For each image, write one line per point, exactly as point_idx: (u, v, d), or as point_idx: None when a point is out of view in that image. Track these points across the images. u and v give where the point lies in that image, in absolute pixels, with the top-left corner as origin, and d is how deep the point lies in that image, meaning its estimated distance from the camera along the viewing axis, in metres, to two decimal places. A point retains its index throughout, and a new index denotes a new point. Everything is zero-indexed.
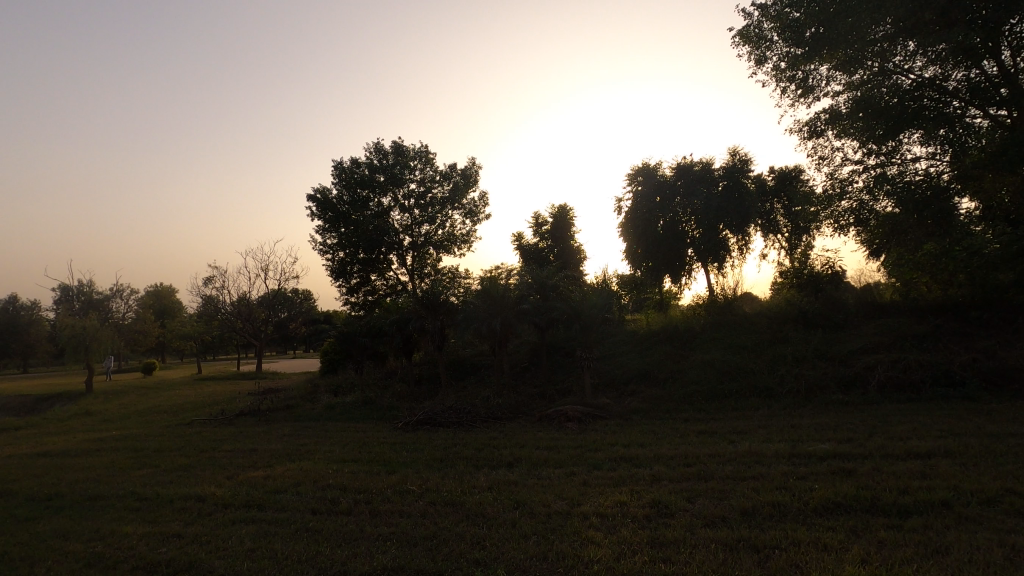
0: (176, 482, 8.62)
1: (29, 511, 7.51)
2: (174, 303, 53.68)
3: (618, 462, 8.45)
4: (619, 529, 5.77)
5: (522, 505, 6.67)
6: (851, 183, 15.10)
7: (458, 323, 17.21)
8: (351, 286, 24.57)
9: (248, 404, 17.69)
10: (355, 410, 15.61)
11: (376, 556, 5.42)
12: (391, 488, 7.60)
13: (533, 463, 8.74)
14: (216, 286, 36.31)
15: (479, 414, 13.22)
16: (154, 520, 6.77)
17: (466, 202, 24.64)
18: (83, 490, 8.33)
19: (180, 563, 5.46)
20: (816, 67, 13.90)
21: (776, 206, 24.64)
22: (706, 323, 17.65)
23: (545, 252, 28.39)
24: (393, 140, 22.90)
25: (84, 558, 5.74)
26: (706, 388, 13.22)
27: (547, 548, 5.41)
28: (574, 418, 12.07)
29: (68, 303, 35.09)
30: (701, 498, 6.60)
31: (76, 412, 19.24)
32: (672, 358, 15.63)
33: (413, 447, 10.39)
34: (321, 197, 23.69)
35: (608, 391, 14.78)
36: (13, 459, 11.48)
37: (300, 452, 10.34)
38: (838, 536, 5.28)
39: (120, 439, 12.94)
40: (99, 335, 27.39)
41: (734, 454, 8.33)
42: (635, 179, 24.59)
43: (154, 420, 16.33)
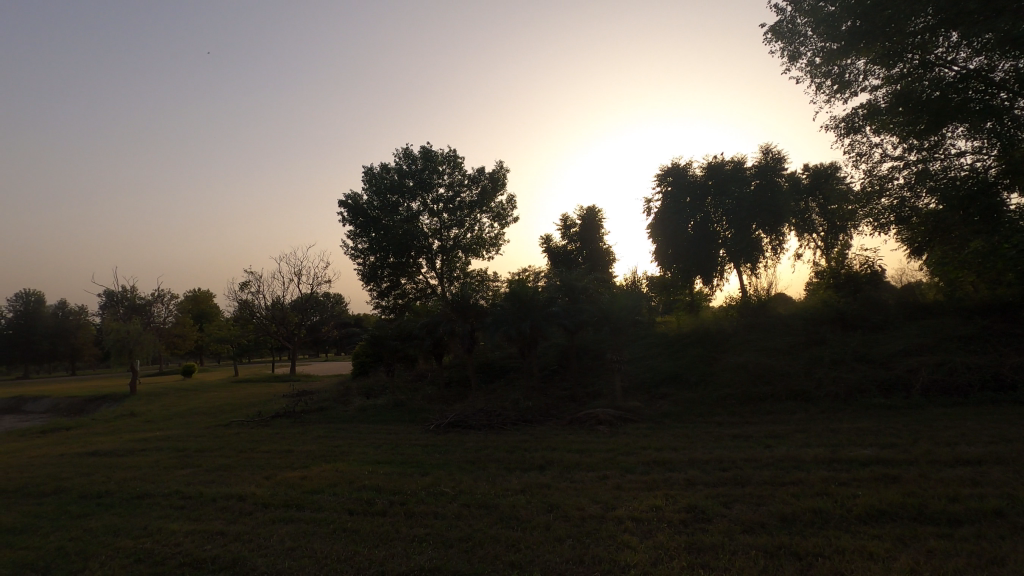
0: (218, 481, 8.89)
1: (83, 507, 7.88)
2: (212, 307, 55.42)
3: (651, 466, 8.37)
4: (655, 533, 5.71)
5: (555, 508, 6.66)
6: (891, 179, 14.66)
7: (487, 326, 17.26)
8: (382, 290, 25.02)
9: (283, 406, 18.13)
10: (387, 412, 15.83)
11: (412, 556, 5.49)
12: (425, 489, 7.69)
13: (565, 466, 8.71)
14: (251, 290, 37.39)
15: (509, 416, 13.28)
16: (198, 518, 7.00)
17: (493, 205, 24.77)
18: (131, 488, 8.67)
19: (224, 560, 5.63)
20: (852, 62, 13.55)
21: (811, 204, 23.94)
22: (739, 325, 17.35)
23: (573, 253, 28.30)
24: (422, 145, 23.15)
25: (134, 553, 5.96)
26: (739, 391, 12.99)
27: (582, 552, 5.39)
28: (606, 420, 11.98)
29: (114, 308, 36.53)
30: (738, 503, 6.47)
31: (122, 413, 20.12)
32: (705, 361, 15.40)
33: (444, 449, 10.48)
34: (353, 202, 24.14)
35: (639, 393, 14.63)
36: (66, 457, 12.04)
37: (335, 453, 10.54)
38: (884, 544, 5.12)
39: (163, 439, 13.44)
40: (142, 339, 28.47)
41: (771, 459, 8.15)
42: (664, 180, 24.35)
43: (194, 421, 16.93)
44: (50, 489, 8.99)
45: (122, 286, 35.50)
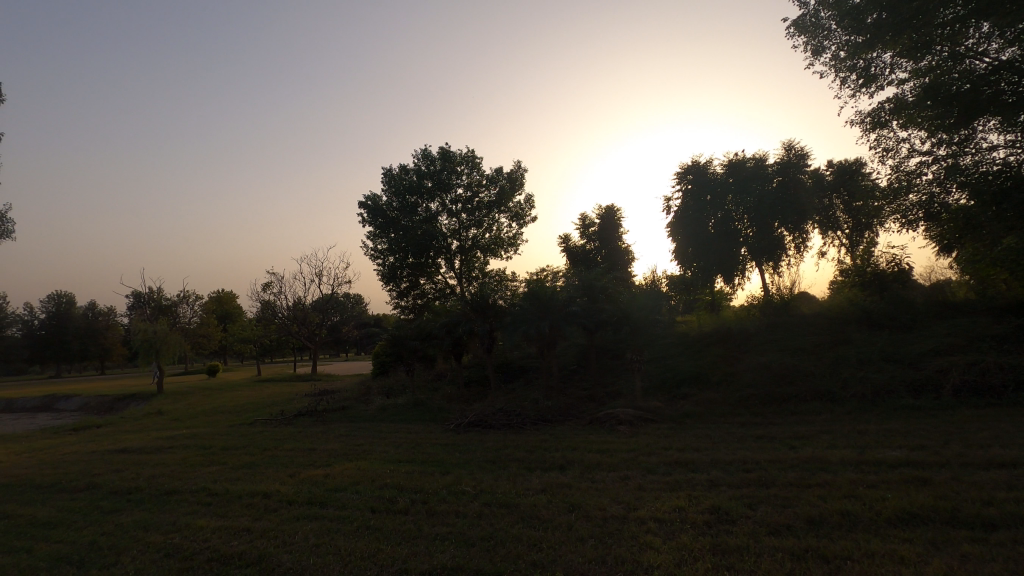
0: (243, 478, 9.05)
1: (114, 503, 8.08)
2: (236, 308, 56.43)
3: (673, 467, 8.28)
4: (679, 534, 5.66)
5: (577, 508, 6.64)
6: (919, 175, 14.28)
7: (506, 326, 17.25)
8: (402, 290, 25.20)
9: (305, 405, 18.33)
10: (407, 411, 15.95)
11: (435, 555, 5.51)
12: (446, 488, 7.72)
13: (585, 466, 8.67)
14: (273, 291, 38.03)
15: (529, 416, 13.28)
16: (225, 515, 7.13)
17: (512, 205, 24.81)
18: (160, 485, 8.87)
19: (251, 555, 5.73)
20: (878, 55, 13.27)
21: (836, 201, 23.41)
22: (761, 324, 17.09)
23: (592, 253, 28.17)
24: (440, 146, 23.25)
25: (164, 548, 6.09)
26: (763, 392, 12.79)
27: (604, 552, 5.36)
28: (626, 420, 11.90)
29: (141, 309, 37.41)
30: (763, 505, 6.37)
31: (149, 411, 20.56)
32: (726, 361, 15.19)
33: (464, 448, 10.51)
34: (373, 204, 24.36)
35: (659, 394, 14.49)
36: (96, 454, 12.34)
37: (357, 452, 10.64)
38: (916, 548, 5.00)
39: (190, 437, 13.72)
40: (168, 339, 29.09)
41: (796, 461, 8.01)
42: (684, 178, 24.14)
43: (218, 419, 17.22)
44: (83, 485, 9.24)
45: (149, 287, 36.37)
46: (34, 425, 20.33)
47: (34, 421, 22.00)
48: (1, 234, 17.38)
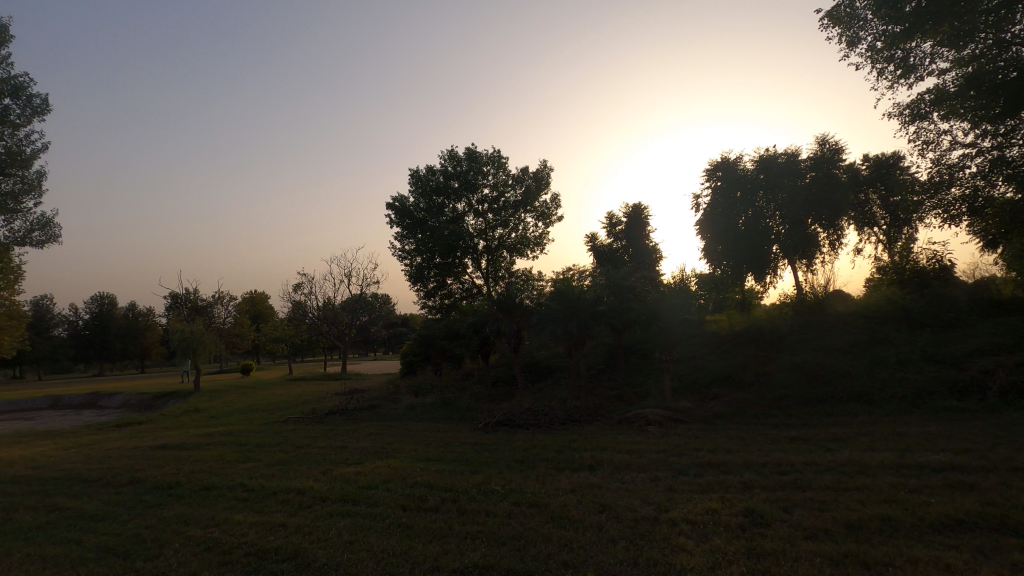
0: (278, 475, 9.27)
1: (157, 497, 8.38)
2: (268, 309, 57.84)
3: (705, 468, 8.16)
4: (712, 537, 5.57)
5: (607, 509, 6.60)
6: (962, 168, 13.75)
7: (533, 325, 17.21)
8: (429, 290, 25.43)
9: (336, 404, 18.63)
10: (436, 411, 16.08)
11: (466, 553, 5.54)
12: (476, 488, 7.75)
13: (615, 466, 8.61)
14: (304, 292, 38.83)
15: (557, 416, 13.26)
16: (261, 511, 7.31)
17: (538, 205, 24.82)
18: (199, 480, 9.14)
19: (287, 550, 5.86)
20: (917, 45, 12.83)
21: (872, 197, 22.55)
22: (795, 324, 16.69)
23: (619, 252, 27.94)
24: (466, 147, 23.40)
25: (204, 542, 6.27)
26: (797, 392, 12.50)
27: (636, 553, 5.32)
28: (656, 421, 11.78)
29: (179, 310, 38.60)
30: (799, 508, 6.23)
31: (187, 409, 21.22)
32: (758, 361, 14.90)
33: (493, 448, 10.55)
34: (400, 205, 24.65)
35: (689, 394, 14.29)
36: (138, 450, 12.79)
37: (387, 450, 10.78)
38: (962, 556, 4.82)
39: (226, 434, 14.10)
40: (204, 339, 29.95)
41: (833, 463, 7.81)
42: (713, 175, 23.81)
43: (253, 417, 17.65)
44: (126, 479, 9.59)
45: (186, 287, 37.46)
46: (79, 422, 21.14)
47: (79, 417, 22.96)
48: (49, 239, 18.20)
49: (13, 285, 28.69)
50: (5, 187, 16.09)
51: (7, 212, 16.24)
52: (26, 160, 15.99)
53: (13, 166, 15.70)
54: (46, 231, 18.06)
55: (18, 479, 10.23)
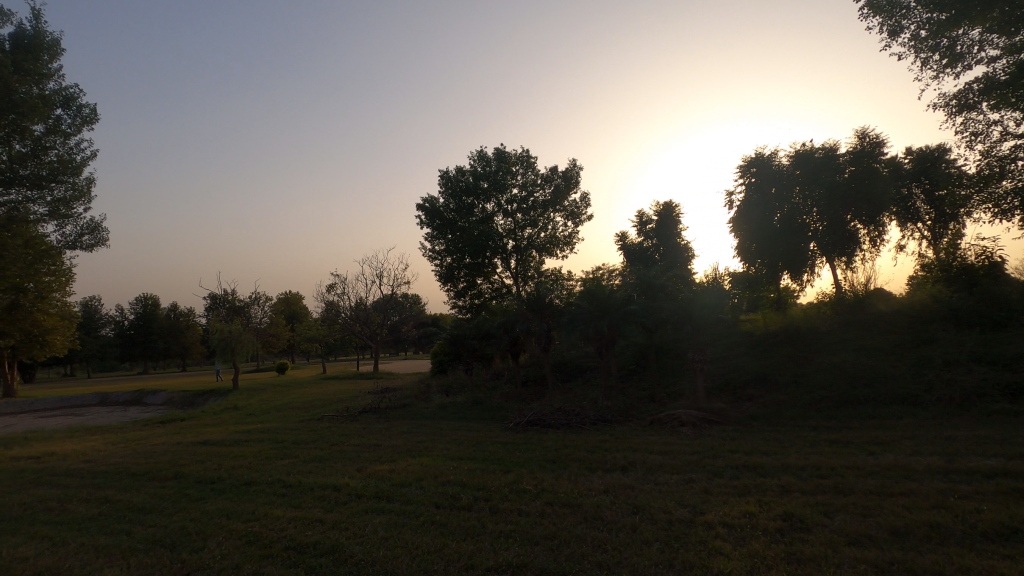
0: (314, 471, 9.48)
1: (201, 491, 8.67)
2: (302, 309, 59.24)
3: (741, 470, 8.00)
4: (750, 541, 5.47)
5: (641, 510, 6.54)
6: (1014, 159, 13.12)
7: (564, 325, 17.16)
8: (459, 290, 25.62)
9: (368, 402, 18.94)
10: (466, 410, 16.18)
11: (500, 551, 5.57)
12: (508, 487, 7.77)
13: (648, 467, 8.51)
14: (337, 292, 39.58)
15: (588, 416, 13.19)
16: (299, 506, 7.49)
17: (567, 204, 24.73)
18: (240, 475, 9.43)
19: (325, 545, 6.00)
20: (964, 32, 12.31)
21: (915, 191, 21.42)
22: (834, 323, 16.20)
23: (649, 251, 27.60)
24: (495, 147, 23.51)
25: (245, 535, 6.47)
26: (836, 394, 12.14)
27: (671, 556, 5.26)
28: (689, 422, 11.61)
29: (218, 311, 39.81)
30: (841, 513, 6.05)
31: (227, 406, 21.87)
32: (796, 361, 14.52)
33: (524, 447, 10.56)
34: (430, 206, 24.90)
35: (723, 394, 14.03)
36: (181, 446, 13.24)
37: (419, 448, 10.91)
38: (1019, 566, 4.60)
39: (263, 431, 14.49)
40: (242, 338, 30.82)
41: (877, 467, 7.55)
42: (747, 171, 23.32)
43: (289, 415, 18.10)
44: (172, 474, 9.95)
45: (224, 288, 38.59)
46: (127, 418, 22.03)
47: (126, 414, 23.90)
48: (97, 242, 18.98)
49: (65, 287, 30.08)
50: (58, 194, 16.89)
51: (60, 217, 17.04)
52: (77, 168, 16.73)
53: (65, 173, 16.46)
54: (95, 235, 18.86)
55: (72, 472, 10.73)
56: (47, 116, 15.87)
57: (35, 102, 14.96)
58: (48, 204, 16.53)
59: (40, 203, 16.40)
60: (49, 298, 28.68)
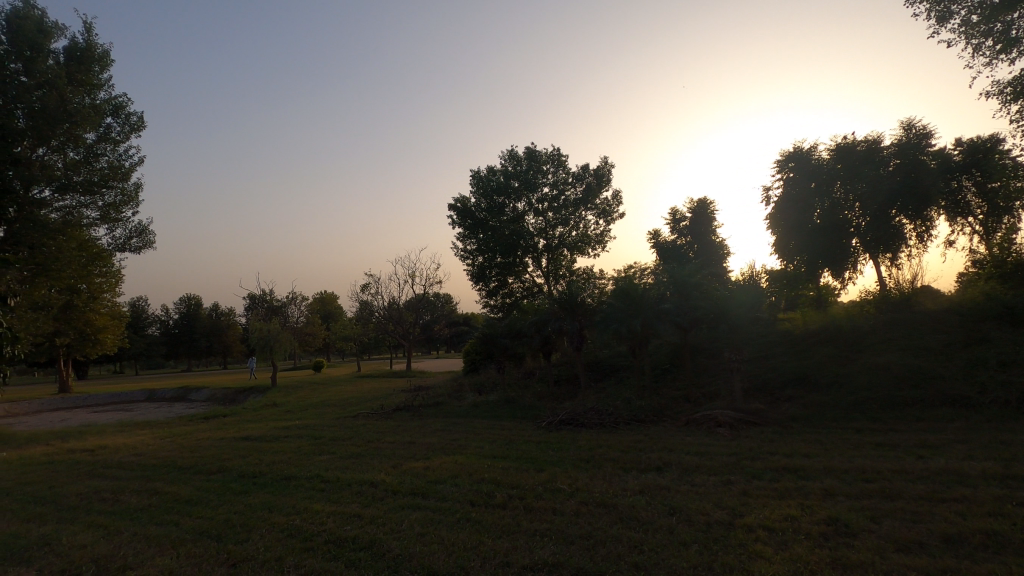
0: (351, 467, 9.66)
1: (244, 485, 8.96)
2: (338, 308, 60.55)
3: (781, 472, 7.80)
4: (792, 545, 5.32)
5: (678, 512, 6.45)
6: None
7: (596, 324, 17.05)
8: (491, 289, 25.73)
9: (403, 400, 19.23)
10: (499, 408, 16.28)
11: (535, 550, 5.57)
12: (542, 486, 7.78)
13: (684, 468, 8.38)
14: (371, 292, 40.26)
15: (622, 415, 13.08)
16: (337, 501, 7.67)
17: (599, 202, 24.56)
18: (280, 470, 9.69)
19: (363, 540, 6.11)
20: (1020, 16, 11.69)
21: (966, 184, 20.37)
22: (878, 322, 15.64)
23: (683, 248, 27.15)
24: (526, 146, 23.55)
25: (287, 529, 6.65)
26: (881, 395, 11.72)
27: (710, 558, 5.16)
28: (725, 423, 11.39)
29: (257, 310, 40.99)
30: (889, 519, 5.83)
31: (267, 403, 22.50)
32: (837, 361, 14.07)
33: (558, 446, 10.54)
34: (462, 205, 25.08)
35: (761, 395, 13.71)
36: (224, 441, 13.70)
37: (453, 446, 11.01)
38: None
39: (301, 427, 14.85)
40: (281, 337, 31.65)
41: (926, 472, 7.25)
42: (785, 165, 22.75)
43: (326, 412, 18.50)
44: (216, 467, 10.31)
45: (263, 289, 39.74)
46: (173, 414, 22.91)
47: (172, 409, 24.87)
48: (145, 245, 19.81)
49: (115, 288, 31.47)
50: (108, 199, 17.69)
51: (111, 221, 17.84)
52: (126, 174, 17.48)
53: (115, 180, 17.22)
54: (143, 238, 19.65)
55: (123, 464, 11.22)
56: (98, 124, 16.62)
57: (88, 111, 15.72)
58: (99, 209, 17.34)
59: (92, 208, 17.20)
60: (100, 298, 30.06)
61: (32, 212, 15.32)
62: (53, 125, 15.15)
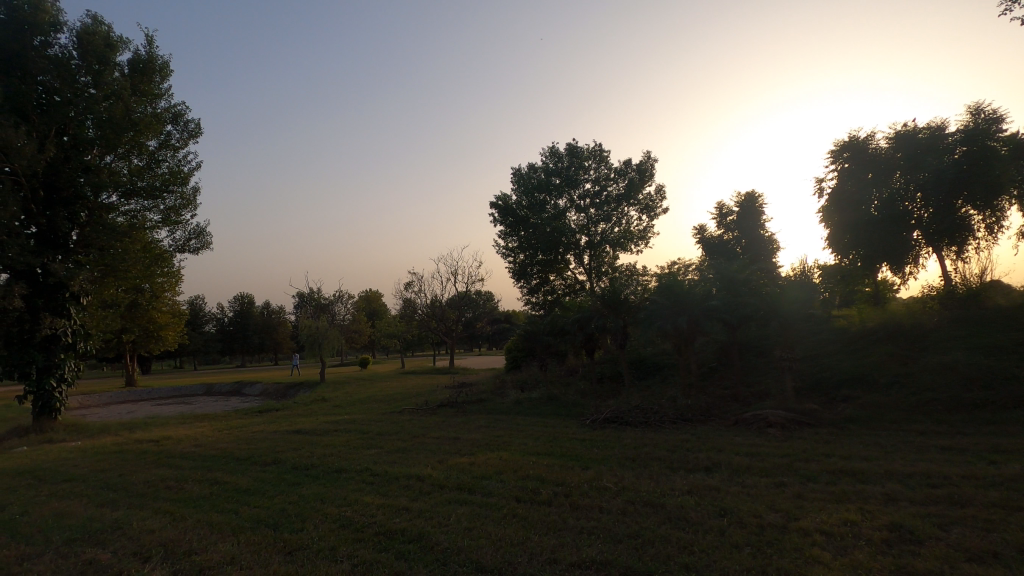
0: (398, 462, 9.88)
1: (297, 476, 9.31)
2: (382, 307, 62.00)
3: (839, 476, 7.49)
4: (852, 551, 5.12)
5: (729, 513, 6.29)
6: None
7: (641, 321, 16.81)
8: (532, 286, 25.75)
9: (446, 397, 19.48)
10: (541, 406, 16.29)
11: (583, 547, 5.56)
12: (588, 483, 7.74)
13: (735, 469, 8.18)
14: (414, 290, 40.99)
15: (667, 414, 12.85)
16: (386, 494, 7.85)
17: (642, 197, 24.16)
18: (331, 463, 10.00)
19: (412, 533, 6.23)
20: None
21: None
22: (942, 319, 14.79)
23: (730, 243, 26.40)
24: (567, 142, 23.46)
25: (339, 519, 6.85)
26: (947, 396, 11.09)
27: (765, 562, 5.01)
28: (776, 423, 11.03)
29: (306, 309, 42.41)
30: (958, 526, 5.52)
31: (316, 398, 23.21)
32: (898, 360, 13.40)
33: (602, 444, 10.47)
34: (503, 203, 25.23)
35: (814, 395, 13.20)
36: (277, 434, 14.23)
37: (497, 442, 11.09)
38: None
39: (349, 422, 15.25)
40: (329, 334, 32.64)
41: (999, 478, 6.83)
42: (840, 156, 21.95)
43: (372, 407, 18.98)
44: (271, 459, 10.74)
45: (312, 288, 41.08)
46: (229, 407, 23.92)
47: (228, 403, 25.97)
48: (202, 246, 20.73)
49: (175, 287, 33.16)
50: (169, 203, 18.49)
51: (172, 224, 18.65)
52: (185, 178, 18.20)
53: (175, 184, 17.96)
54: (201, 239, 20.60)
55: (185, 455, 11.82)
56: (159, 131, 17.47)
57: (149, 119, 16.57)
58: (161, 212, 18.17)
59: (154, 212, 18.03)
60: (162, 298, 31.71)
61: (100, 217, 16.36)
62: (119, 133, 16.04)
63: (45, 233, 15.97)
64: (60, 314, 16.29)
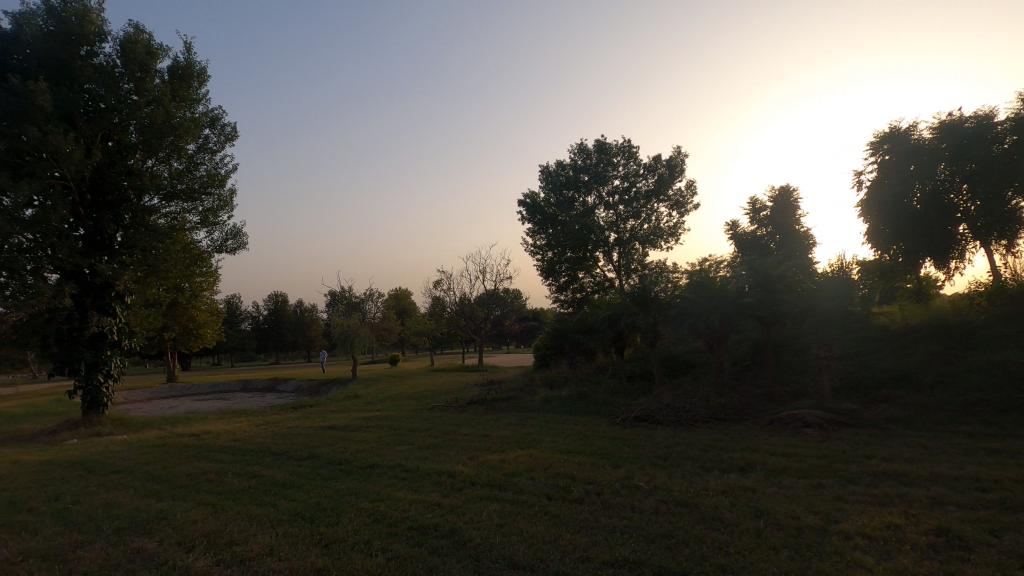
0: (430, 458, 9.98)
1: (331, 471, 9.50)
2: (411, 305, 62.69)
3: (880, 478, 7.26)
4: (895, 555, 4.96)
5: (765, 514, 6.16)
6: None
7: (672, 319, 16.59)
8: (561, 284, 25.66)
9: (475, 394, 19.59)
10: (570, 404, 16.23)
11: (615, 546, 5.52)
12: (620, 482, 7.68)
13: (771, 469, 8.01)
14: (443, 288, 41.34)
15: (699, 413, 12.66)
16: (419, 489, 7.95)
17: (672, 193, 23.80)
18: (364, 459, 10.17)
19: (445, 528, 6.29)
20: None
21: None
22: (991, 316, 14.16)
23: (764, 239, 25.79)
24: (596, 139, 23.27)
25: (373, 514, 6.97)
26: (996, 396, 10.62)
27: (804, 565, 4.90)
28: (814, 423, 10.75)
29: (338, 307, 43.23)
30: (1011, 533, 5.29)
31: (348, 395, 23.62)
32: (943, 359, 12.89)
33: (633, 443, 10.37)
34: (532, 201, 25.20)
35: (853, 394, 12.81)
36: (311, 430, 14.55)
37: (527, 440, 11.11)
38: None
39: (381, 419, 15.47)
40: (360, 332, 33.18)
41: None
42: (880, 148, 21.19)
43: (403, 404, 19.20)
44: (306, 454, 10.98)
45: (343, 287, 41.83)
46: (265, 403, 24.54)
47: (264, 400, 26.66)
48: (238, 246, 21.29)
49: (213, 287, 34.19)
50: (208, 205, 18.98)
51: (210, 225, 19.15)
52: (222, 180, 18.65)
53: (213, 186, 18.43)
54: (237, 240, 21.18)
55: (223, 449, 12.18)
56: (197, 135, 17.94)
57: (188, 124, 17.03)
58: (200, 214, 18.67)
59: (194, 213, 18.55)
60: (201, 297, 32.74)
61: (143, 219, 16.93)
62: (159, 137, 16.60)
63: (92, 234, 16.66)
64: (107, 312, 16.96)
